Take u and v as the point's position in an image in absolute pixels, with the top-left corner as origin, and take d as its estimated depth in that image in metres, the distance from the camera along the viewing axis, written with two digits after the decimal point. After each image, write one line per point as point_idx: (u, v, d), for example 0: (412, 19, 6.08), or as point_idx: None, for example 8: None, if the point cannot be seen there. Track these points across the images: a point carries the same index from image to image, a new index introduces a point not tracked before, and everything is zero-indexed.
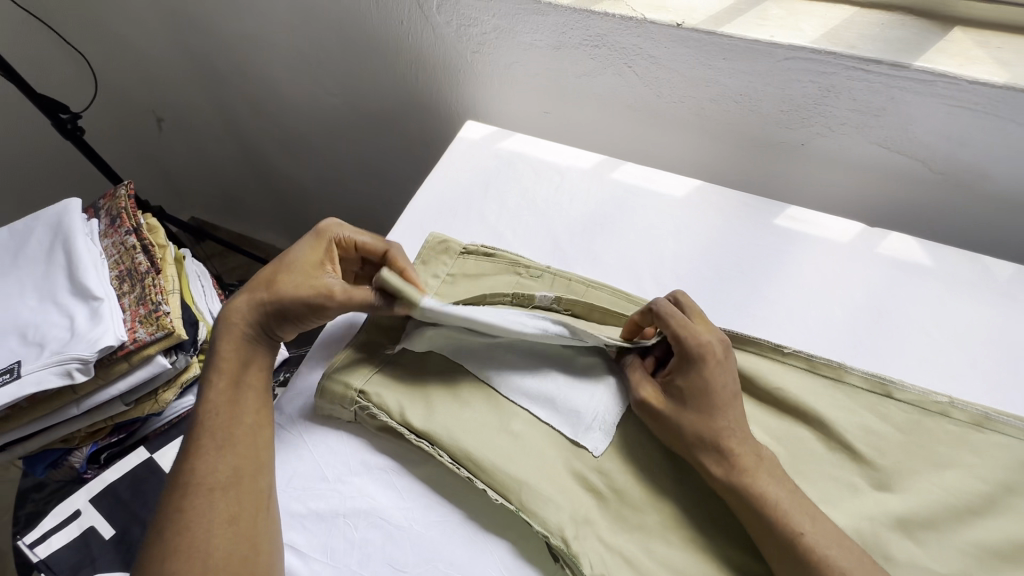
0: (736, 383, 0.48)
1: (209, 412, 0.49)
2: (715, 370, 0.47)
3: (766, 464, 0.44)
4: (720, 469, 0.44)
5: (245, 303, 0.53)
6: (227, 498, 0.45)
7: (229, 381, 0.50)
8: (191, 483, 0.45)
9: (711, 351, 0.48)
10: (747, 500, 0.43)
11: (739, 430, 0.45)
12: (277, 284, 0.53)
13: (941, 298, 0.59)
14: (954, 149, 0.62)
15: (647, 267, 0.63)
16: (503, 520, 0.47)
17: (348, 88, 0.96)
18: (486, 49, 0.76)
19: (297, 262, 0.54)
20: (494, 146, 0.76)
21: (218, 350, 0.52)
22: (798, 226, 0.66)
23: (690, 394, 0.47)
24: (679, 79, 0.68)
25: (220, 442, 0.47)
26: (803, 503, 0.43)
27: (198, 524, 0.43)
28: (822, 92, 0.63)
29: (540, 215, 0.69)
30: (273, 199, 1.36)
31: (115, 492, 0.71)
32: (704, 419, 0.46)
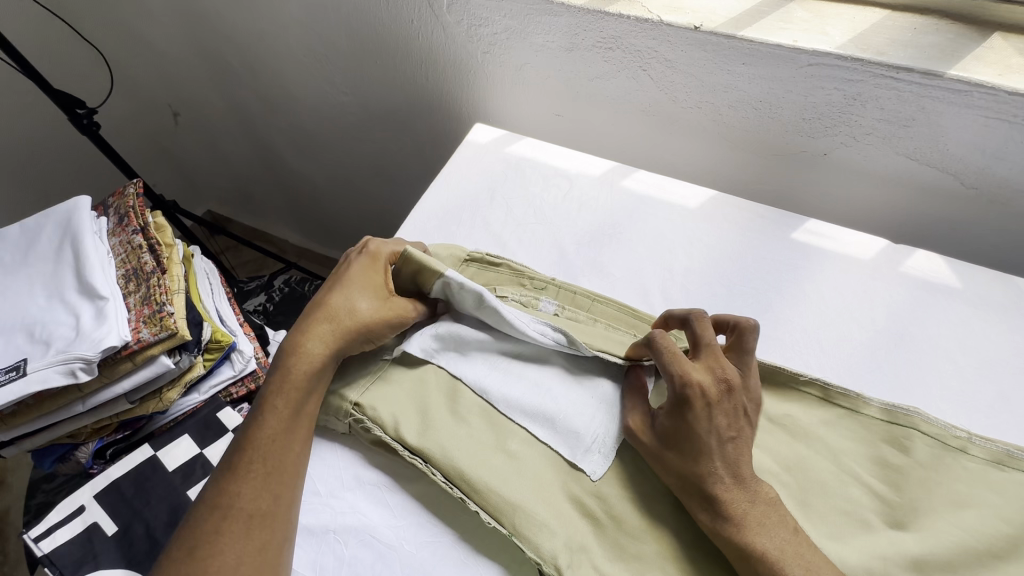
0: (729, 426, 0.44)
1: (262, 437, 0.47)
2: (700, 413, 0.44)
3: (757, 510, 0.42)
4: (704, 510, 0.42)
5: (317, 329, 0.51)
6: (264, 527, 0.44)
7: (294, 409, 0.49)
8: (232, 508, 0.44)
9: (700, 391, 0.45)
10: (734, 546, 0.41)
11: (729, 472, 0.43)
12: (353, 309, 0.52)
13: (969, 322, 0.56)
14: (990, 164, 0.58)
15: (656, 281, 0.61)
16: (497, 543, 0.46)
17: (359, 88, 0.95)
18: (497, 49, 0.74)
19: (366, 285, 0.54)
20: (502, 151, 0.75)
21: (285, 377, 0.49)
22: (818, 241, 0.63)
23: (673, 433, 0.45)
24: (695, 84, 0.65)
25: (268, 469, 0.46)
26: (797, 556, 0.40)
27: (232, 552, 0.42)
28: (848, 100, 0.59)
29: (546, 223, 0.67)
30: (285, 195, 1.36)
31: (119, 489, 0.71)
32: (685, 459, 0.44)
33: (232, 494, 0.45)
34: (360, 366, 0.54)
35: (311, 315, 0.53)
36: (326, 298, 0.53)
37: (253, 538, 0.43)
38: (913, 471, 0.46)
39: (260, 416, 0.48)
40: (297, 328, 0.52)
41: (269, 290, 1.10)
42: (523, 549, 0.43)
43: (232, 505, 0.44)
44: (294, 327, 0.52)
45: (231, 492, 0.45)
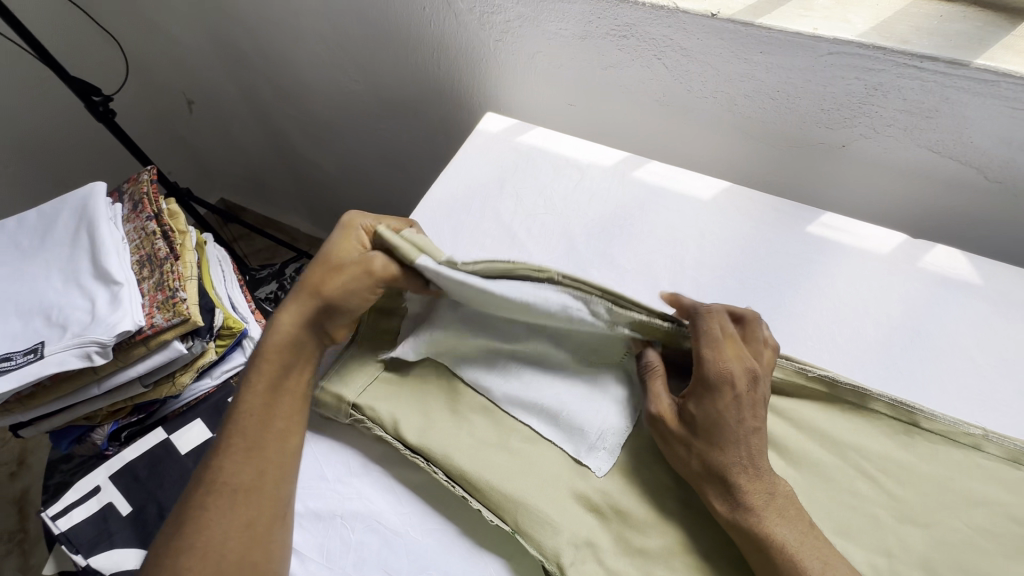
0: (755, 416, 0.44)
1: (245, 415, 0.48)
2: (728, 402, 0.44)
3: (777, 509, 0.41)
4: (725, 505, 0.42)
5: (289, 304, 0.52)
6: (248, 502, 0.44)
7: (269, 385, 0.49)
8: (217, 484, 0.45)
9: (731, 382, 0.44)
10: (755, 541, 0.40)
11: (752, 466, 0.42)
12: (316, 284, 0.52)
13: (989, 320, 0.55)
14: (1014, 157, 0.56)
15: (666, 273, 0.60)
16: (500, 535, 0.46)
17: (371, 77, 0.95)
18: (509, 38, 0.73)
19: (332, 260, 0.52)
20: (513, 140, 0.74)
21: (262, 353, 0.51)
22: (834, 235, 0.62)
23: (697, 424, 0.44)
24: (710, 74, 0.64)
25: (247, 445, 0.46)
26: (811, 552, 0.40)
27: (217, 525, 0.43)
28: (868, 90, 0.58)
29: (557, 214, 0.66)
30: (297, 184, 1.37)
31: (133, 471, 0.73)
32: (712, 449, 0.43)
33: (218, 470, 0.46)
34: (363, 356, 0.54)
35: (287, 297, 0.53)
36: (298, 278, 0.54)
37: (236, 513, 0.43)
38: (924, 468, 0.46)
39: (242, 394, 0.50)
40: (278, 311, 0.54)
41: (280, 278, 1.10)
42: (526, 543, 0.44)
43: (217, 480, 0.46)
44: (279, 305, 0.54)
45: (217, 468, 0.46)
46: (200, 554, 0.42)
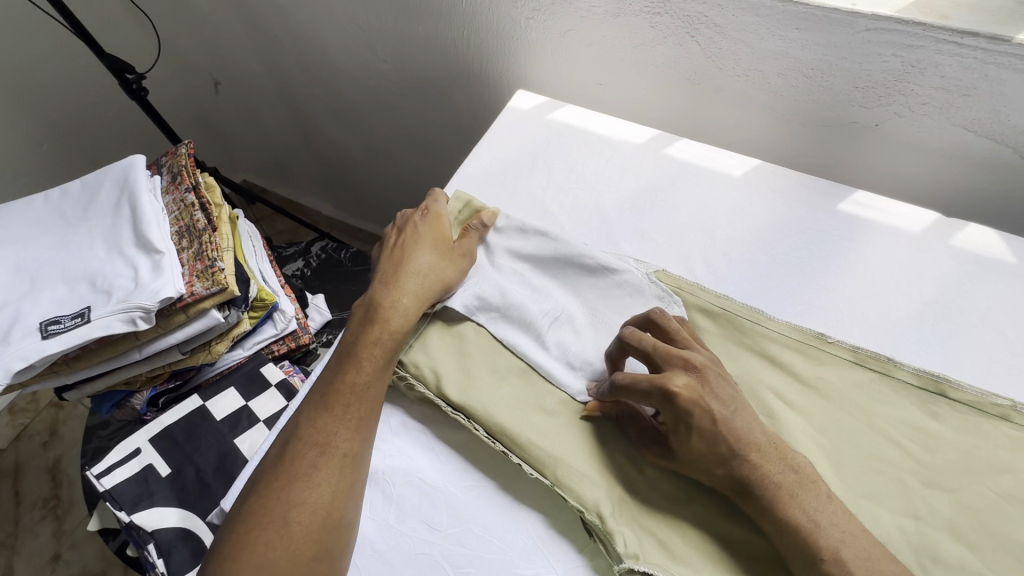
0: (731, 409, 0.43)
1: (360, 382, 0.50)
2: (700, 417, 0.43)
3: (805, 475, 0.42)
4: (756, 477, 0.42)
5: (407, 283, 0.54)
6: (354, 468, 0.46)
7: (384, 360, 0.51)
8: (329, 445, 0.47)
9: (689, 399, 0.43)
10: (788, 503, 0.41)
11: (755, 451, 0.42)
12: (431, 266, 0.55)
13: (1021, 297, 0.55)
14: None
15: (697, 249, 0.61)
16: (537, 492, 0.47)
17: (399, 55, 0.95)
18: (541, 15, 0.74)
19: (441, 245, 0.56)
20: (544, 118, 0.75)
21: (379, 327, 0.52)
22: (865, 212, 0.62)
23: (683, 444, 0.43)
24: (744, 50, 0.64)
25: (361, 413, 0.48)
26: (831, 528, 0.40)
27: (329, 485, 0.45)
28: (905, 68, 0.58)
29: (589, 190, 0.67)
30: (321, 165, 1.39)
31: (172, 435, 0.76)
32: (724, 449, 0.42)
33: (329, 432, 0.47)
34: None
35: (394, 273, 0.55)
36: (401, 257, 0.56)
37: (345, 476, 0.46)
38: (950, 437, 0.47)
39: (358, 361, 0.50)
40: (382, 283, 0.55)
41: (306, 256, 1.12)
42: (564, 499, 0.45)
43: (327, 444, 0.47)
44: (386, 280, 0.55)
45: (328, 430, 0.47)
46: (310, 512, 0.44)
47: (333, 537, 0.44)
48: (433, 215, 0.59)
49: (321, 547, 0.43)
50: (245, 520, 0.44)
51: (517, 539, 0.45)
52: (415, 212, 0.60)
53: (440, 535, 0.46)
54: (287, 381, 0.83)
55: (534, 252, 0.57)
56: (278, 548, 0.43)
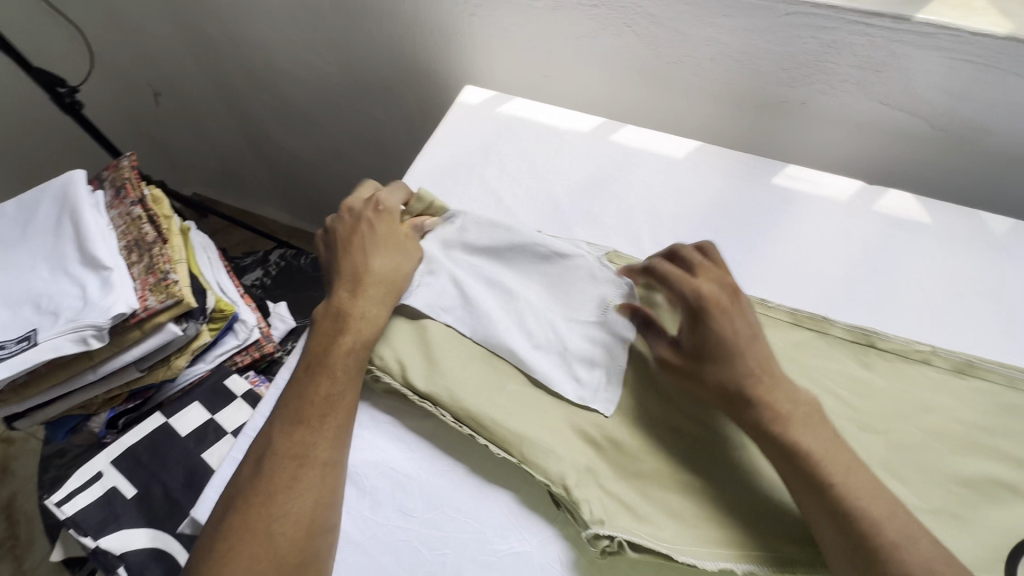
0: (752, 326, 0.48)
1: (334, 391, 0.50)
2: (721, 320, 0.48)
3: (808, 414, 0.44)
4: (761, 412, 0.44)
5: (372, 288, 0.55)
6: (334, 474, 0.47)
7: (356, 367, 0.52)
8: (309, 456, 0.47)
9: (712, 301, 0.48)
10: (784, 448, 0.43)
11: (762, 372, 0.46)
12: (395, 268, 0.56)
13: (938, 253, 0.60)
14: (954, 105, 0.62)
15: (646, 228, 0.64)
16: (506, 470, 0.49)
17: (346, 56, 0.95)
18: (483, 12, 0.75)
19: (401, 246, 0.58)
20: (493, 111, 0.76)
21: (348, 335, 0.52)
22: (796, 184, 0.66)
23: (700, 344, 0.47)
24: (677, 38, 0.67)
25: (338, 421, 0.49)
26: (834, 458, 0.42)
27: (311, 494, 0.45)
28: (823, 48, 0.62)
29: (540, 179, 0.69)
30: (274, 173, 1.36)
31: (136, 455, 0.74)
32: (730, 359, 0.47)
33: (307, 442, 0.47)
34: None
35: (357, 278, 0.55)
36: (361, 260, 0.56)
37: (327, 484, 0.46)
38: (880, 384, 0.51)
39: (330, 370, 0.51)
40: (346, 290, 0.55)
41: (265, 265, 1.10)
42: (532, 474, 0.47)
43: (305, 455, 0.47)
44: (349, 286, 0.55)
45: (305, 441, 0.47)
46: (297, 523, 0.44)
47: (318, 543, 0.44)
48: (387, 215, 0.60)
49: (307, 554, 0.44)
50: (228, 537, 0.44)
51: (490, 517, 0.47)
52: (369, 208, 0.60)
53: (414, 520, 0.47)
54: (253, 391, 0.82)
55: (490, 242, 0.59)
56: (264, 559, 0.43)
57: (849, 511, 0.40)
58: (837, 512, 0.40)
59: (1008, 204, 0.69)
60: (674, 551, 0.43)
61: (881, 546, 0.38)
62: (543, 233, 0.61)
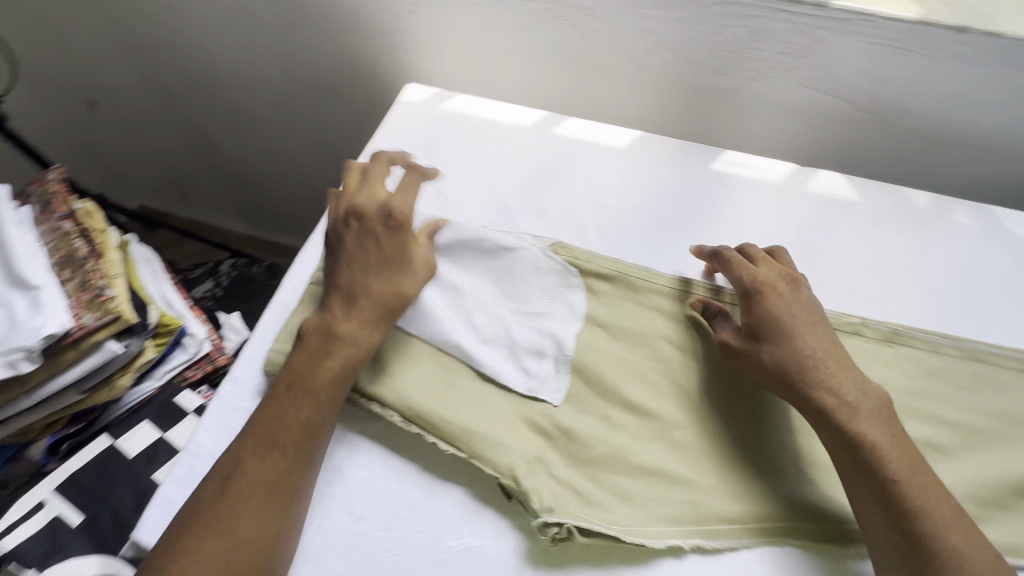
0: (813, 314, 0.50)
1: (316, 413, 0.47)
2: (777, 302, 0.50)
3: (878, 407, 0.45)
4: (825, 397, 0.46)
5: (369, 301, 0.50)
6: (299, 498, 0.45)
7: (340, 389, 0.48)
8: (279, 481, 0.44)
9: (765, 284, 0.51)
10: (845, 438, 0.44)
11: (824, 358, 0.47)
12: (398, 280, 0.52)
13: (867, 229, 0.63)
14: (874, 86, 0.65)
15: (591, 218, 0.64)
16: (458, 466, 0.49)
17: (288, 58, 0.93)
18: (422, 9, 0.75)
19: (404, 253, 0.53)
20: (436, 108, 0.76)
21: (338, 354, 0.48)
22: (734, 169, 0.68)
23: (760, 325, 0.49)
24: (614, 31, 0.68)
25: (313, 445, 0.46)
26: (902, 454, 0.44)
27: (276, 520, 0.43)
28: (752, 36, 0.64)
29: (485, 175, 0.69)
30: (222, 181, 1.32)
31: (80, 480, 0.70)
32: (787, 340, 0.48)
33: (280, 466, 0.45)
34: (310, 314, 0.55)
35: (356, 289, 0.51)
36: (372, 276, 0.51)
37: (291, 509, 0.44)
38: None
39: (314, 390, 0.47)
40: (341, 300, 0.51)
41: (215, 275, 1.06)
42: (482, 468, 0.47)
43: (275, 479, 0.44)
44: (344, 297, 0.51)
45: (277, 464, 0.44)
46: (256, 551, 0.42)
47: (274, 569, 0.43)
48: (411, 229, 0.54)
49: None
50: (175, 560, 0.41)
51: (443, 514, 0.47)
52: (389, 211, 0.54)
53: (367, 524, 0.46)
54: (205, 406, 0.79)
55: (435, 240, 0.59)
56: None
57: (903, 504, 0.42)
58: (891, 504, 0.42)
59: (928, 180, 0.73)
60: (622, 533, 0.45)
61: (933, 539, 0.40)
62: (488, 228, 0.61)
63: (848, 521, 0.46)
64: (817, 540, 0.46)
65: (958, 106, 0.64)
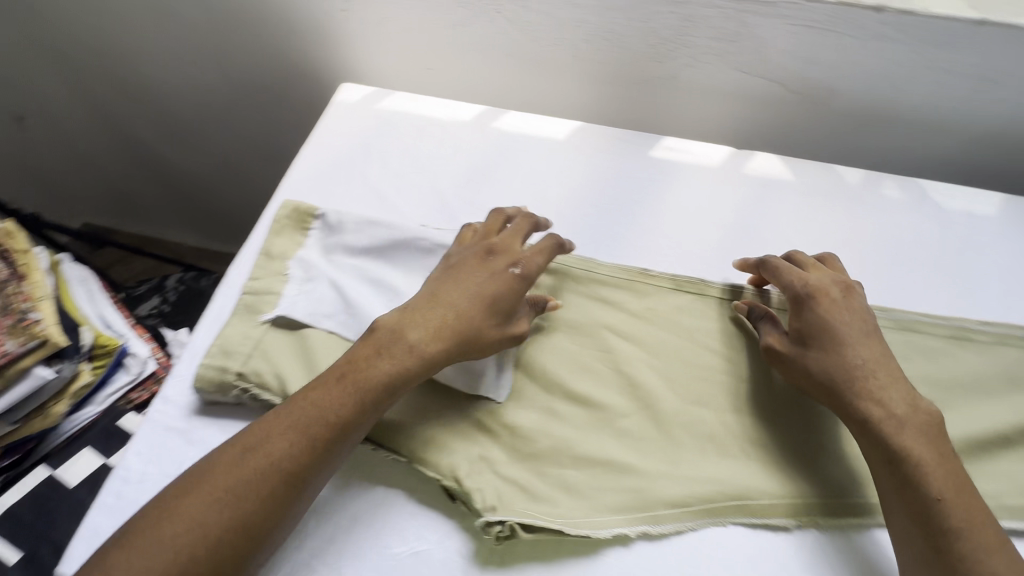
0: (866, 324, 0.46)
1: (353, 412, 0.41)
2: (830, 309, 0.46)
3: (930, 426, 0.41)
4: (870, 407, 0.42)
5: (451, 309, 0.44)
6: (300, 500, 0.39)
7: (386, 397, 0.42)
8: (287, 473, 0.38)
9: (820, 290, 0.47)
10: (891, 453, 0.40)
11: (874, 369, 0.43)
12: (490, 295, 0.45)
13: (835, 220, 0.59)
14: (805, 69, 0.63)
15: (532, 211, 0.60)
16: (410, 481, 0.45)
17: (217, 61, 0.88)
18: (352, 6, 0.72)
19: (500, 270, 0.47)
20: (372, 108, 0.69)
21: (392, 356, 0.42)
22: (673, 155, 0.64)
23: (808, 330, 0.46)
24: (548, 21, 0.66)
25: (337, 448, 0.40)
26: (949, 473, 0.40)
27: (265, 516, 0.38)
28: (681, 22, 0.62)
29: (425, 174, 0.63)
30: (167, 195, 1.23)
31: (15, 516, 0.63)
32: (835, 348, 0.44)
33: (294, 457, 0.39)
34: (243, 325, 0.50)
35: (443, 297, 0.45)
36: (451, 293, 0.45)
37: (286, 510, 0.38)
38: None
39: (359, 387, 0.41)
40: (424, 301, 0.45)
41: (162, 292, 0.99)
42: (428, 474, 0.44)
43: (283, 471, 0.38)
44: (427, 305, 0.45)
45: (291, 455, 0.39)
46: (233, 540, 0.37)
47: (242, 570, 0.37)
48: (513, 263, 0.47)
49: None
50: (157, 522, 0.37)
51: (385, 519, 0.43)
52: (485, 242, 0.49)
53: (308, 550, 0.42)
54: None
55: (374, 243, 0.54)
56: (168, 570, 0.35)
57: (948, 530, 0.38)
58: (937, 529, 0.38)
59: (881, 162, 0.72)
60: (568, 527, 0.41)
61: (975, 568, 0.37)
62: (428, 226, 0.56)
63: (833, 499, 0.43)
64: (813, 523, 0.43)
65: (888, 89, 0.63)
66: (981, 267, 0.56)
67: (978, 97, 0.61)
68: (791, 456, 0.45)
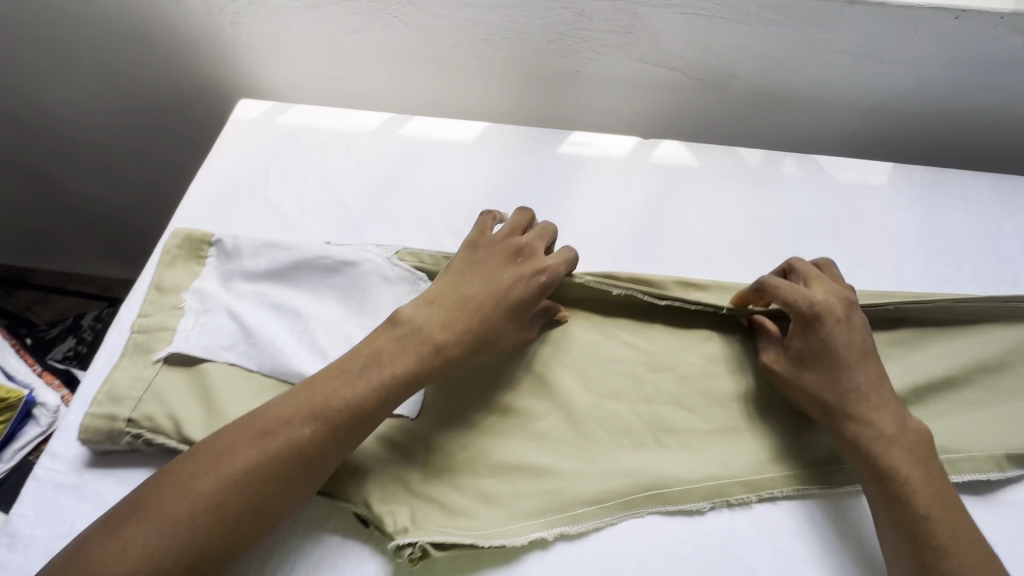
0: (864, 342, 0.45)
1: (351, 410, 0.39)
2: (835, 330, 0.44)
3: (920, 449, 0.41)
4: (862, 429, 0.42)
5: (451, 314, 0.43)
6: (290, 501, 0.37)
7: (385, 398, 0.40)
8: (281, 470, 0.37)
9: (827, 308, 0.45)
10: (879, 476, 0.40)
11: (873, 393, 0.43)
12: (487, 300, 0.44)
13: (737, 200, 0.61)
14: (700, 55, 0.64)
15: (442, 218, 0.59)
16: (323, 511, 0.43)
17: (109, 83, 0.83)
18: (242, 17, 0.68)
19: (501, 275, 0.45)
20: (271, 123, 0.67)
21: (397, 360, 0.41)
22: (581, 150, 0.65)
23: (810, 350, 0.45)
24: (445, 22, 0.65)
25: (332, 449, 0.38)
26: (935, 491, 0.40)
27: (255, 514, 0.36)
28: (576, 17, 0.62)
29: (330, 185, 0.61)
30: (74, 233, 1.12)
31: None
32: (836, 369, 0.43)
33: (289, 457, 0.37)
34: (133, 367, 0.47)
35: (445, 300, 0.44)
36: (475, 289, 0.44)
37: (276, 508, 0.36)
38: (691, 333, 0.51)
39: (360, 383, 0.40)
40: (427, 304, 0.43)
41: (76, 332, 0.93)
42: (338, 501, 0.43)
43: (278, 468, 0.37)
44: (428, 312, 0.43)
45: (287, 452, 0.37)
46: (219, 531, 0.35)
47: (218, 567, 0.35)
48: (540, 271, 0.46)
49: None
50: (168, 492, 0.35)
51: (296, 551, 0.42)
52: (513, 240, 0.47)
53: None
54: None
55: (272, 265, 0.51)
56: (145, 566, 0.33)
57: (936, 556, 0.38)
58: (922, 554, 0.38)
59: (786, 142, 0.74)
60: (481, 537, 0.41)
61: None
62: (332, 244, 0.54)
63: (748, 474, 0.45)
64: (741, 499, 0.44)
65: (782, 70, 0.65)
66: (875, 237, 0.59)
67: (861, 74, 0.64)
68: (699, 438, 0.46)
